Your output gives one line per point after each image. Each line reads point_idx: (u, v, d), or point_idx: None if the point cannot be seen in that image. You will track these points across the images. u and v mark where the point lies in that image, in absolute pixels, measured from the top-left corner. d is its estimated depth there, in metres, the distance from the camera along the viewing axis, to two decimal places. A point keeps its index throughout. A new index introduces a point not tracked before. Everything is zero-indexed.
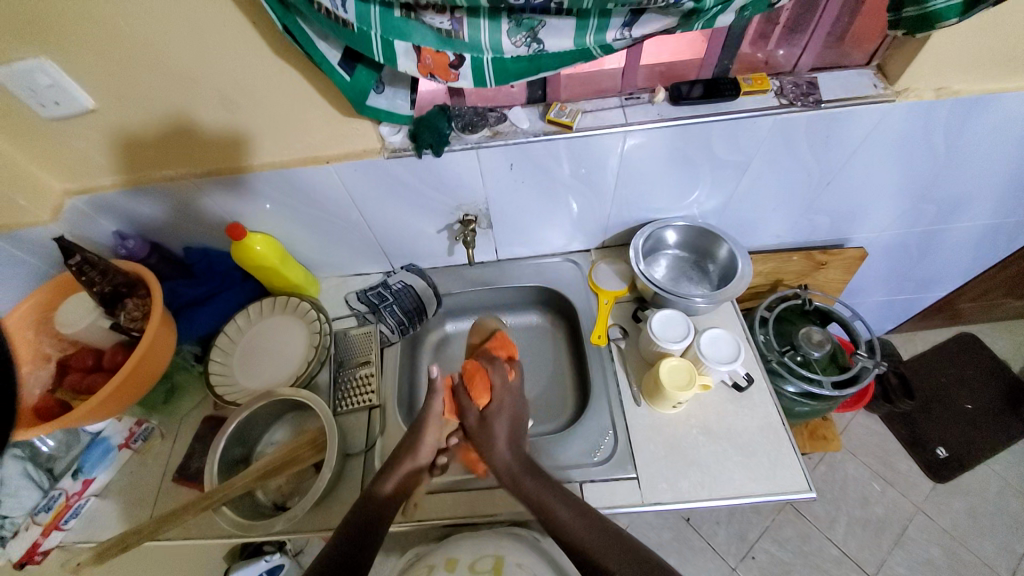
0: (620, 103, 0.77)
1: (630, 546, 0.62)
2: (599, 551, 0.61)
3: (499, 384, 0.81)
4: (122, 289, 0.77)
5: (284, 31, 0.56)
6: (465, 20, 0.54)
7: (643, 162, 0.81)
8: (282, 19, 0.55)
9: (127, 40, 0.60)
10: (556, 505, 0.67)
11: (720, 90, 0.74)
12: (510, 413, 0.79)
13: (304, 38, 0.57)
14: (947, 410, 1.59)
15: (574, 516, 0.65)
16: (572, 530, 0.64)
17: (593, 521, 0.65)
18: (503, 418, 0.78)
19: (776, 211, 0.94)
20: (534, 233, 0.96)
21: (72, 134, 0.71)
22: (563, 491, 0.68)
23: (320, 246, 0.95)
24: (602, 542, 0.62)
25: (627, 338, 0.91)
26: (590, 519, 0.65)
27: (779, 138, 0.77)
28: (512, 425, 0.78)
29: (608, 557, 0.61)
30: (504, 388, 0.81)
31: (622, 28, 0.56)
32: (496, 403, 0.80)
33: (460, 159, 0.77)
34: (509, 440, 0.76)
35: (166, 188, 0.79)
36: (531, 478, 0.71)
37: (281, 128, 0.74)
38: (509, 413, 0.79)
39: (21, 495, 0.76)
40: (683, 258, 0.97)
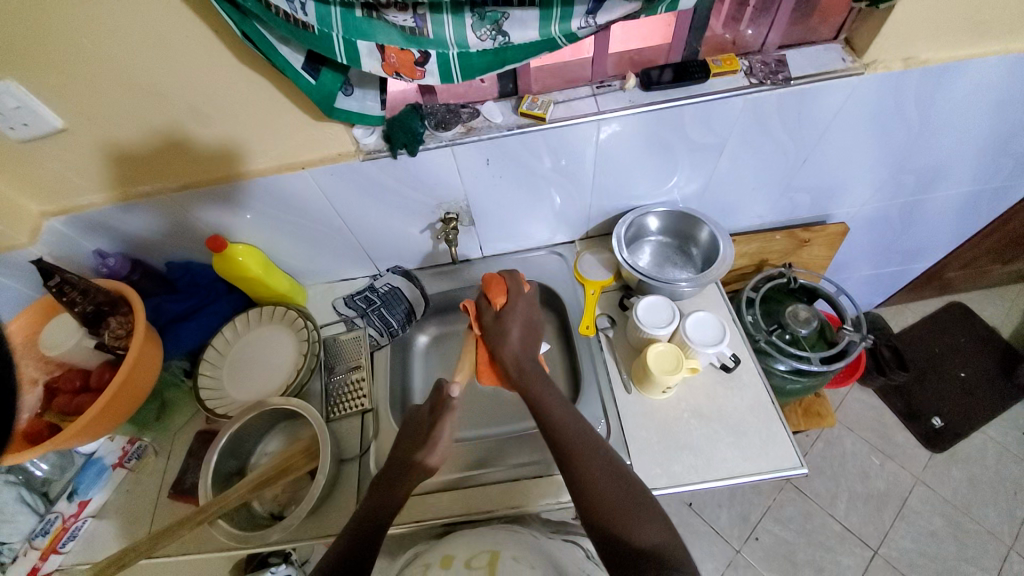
0: (592, 92, 0.77)
1: (631, 482, 0.60)
2: (599, 482, 0.60)
3: (493, 318, 0.74)
4: (105, 308, 0.76)
5: (244, 37, 0.55)
6: (428, 16, 0.54)
7: (620, 150, 0.81)
8: (241, 25, 0.54)
9: (89, 56, 0.60)
10: (563, 414, 0.65)
11: (689, 73, 0.74)
12: (523, 318, 0.74)
13: (266, 43, 0.56)
14: (940, 380, 1.60)
15: (576, 440, 0.63)
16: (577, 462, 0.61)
17: (602, 453, 0.62)
18: (519, 323, 0.73)
19: (756, 191, 0.95)
20: (517, 227, 0.96)
21: (42, 155, 0.71)
22: (565, 401, 0.67)
23: (304, 253, 0.95)
24: (601, 473, 0.61)
25: (616, 327, 0.92)
26: (597, 456, 0.62)
27: (752, 118, 0.77)
28: (527, 328, 0.74)
29: (601, 487, 0.59)
30: (495, 325, 0.74)
31: (587, 15, 0.57)
32: (499, 328, 0.73)
33: (436, 158, 0.76)
34: (523, 328, 0.73)
35: (143, 204, 0.79)
36: (538, 384, 0.68)
37: (253, 136, 0.73)
38: (523, 323, 0.74)
39: (16, 520, 0.76)
40: (666, 244, 0.97)
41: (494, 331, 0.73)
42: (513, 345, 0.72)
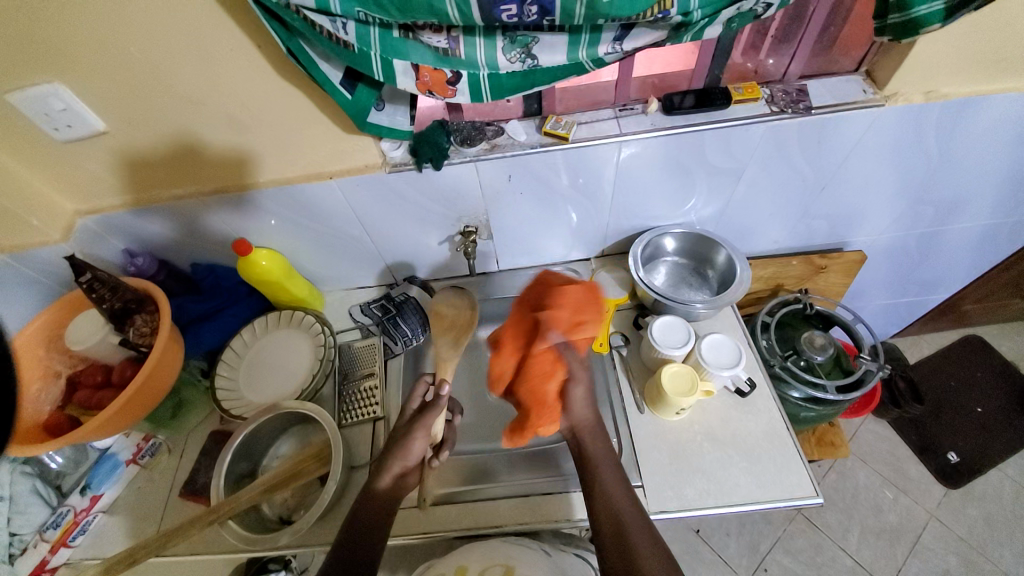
0: (615, 114, 0.78)
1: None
2: (607, 490, 0.68)
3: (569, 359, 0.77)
4: (132, 306, 0.78)
5: (288, 54, 0.58)
6: (461, 38, 0.56)
7: (640, 172, 0.82)
8: (286, 42, 0.57)
9: (137, 65, 0.63)
10: (616, 493, 0.68)
11: (711, 100, 0.75)
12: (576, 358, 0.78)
13: (308, 59, 0.59)
14: (957, 413, 1.57)
15: (629, 506, 0.66)
16: (624, 517, 0.65)
17: (615, 469, 0.70)
18: (584, 385, 0.77)
19: (773, 217, 0.95)
20: (535, 243, 0.98)
21: (84, 156, 0.74)
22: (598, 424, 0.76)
23: (324, 260, 0.97)
24: (651, 549, 0.62)
25: (629, 346, 0.92)
26: (641, 525, 0.65)
27: (772, 145, 0.79)
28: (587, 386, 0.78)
29: (606, 485, 0.68)
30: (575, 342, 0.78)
31: (614, 41, 0.59)
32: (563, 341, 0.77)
33: (460, 172, 0.78)
34: (589, 400, 0.77)
35: (173, 207, 0.81)
36: (596, 445, 0.73)
37: (286, 146, 0.76)
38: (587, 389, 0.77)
39: (29, 511, 0.77)
40: (682, 265, 0.98)
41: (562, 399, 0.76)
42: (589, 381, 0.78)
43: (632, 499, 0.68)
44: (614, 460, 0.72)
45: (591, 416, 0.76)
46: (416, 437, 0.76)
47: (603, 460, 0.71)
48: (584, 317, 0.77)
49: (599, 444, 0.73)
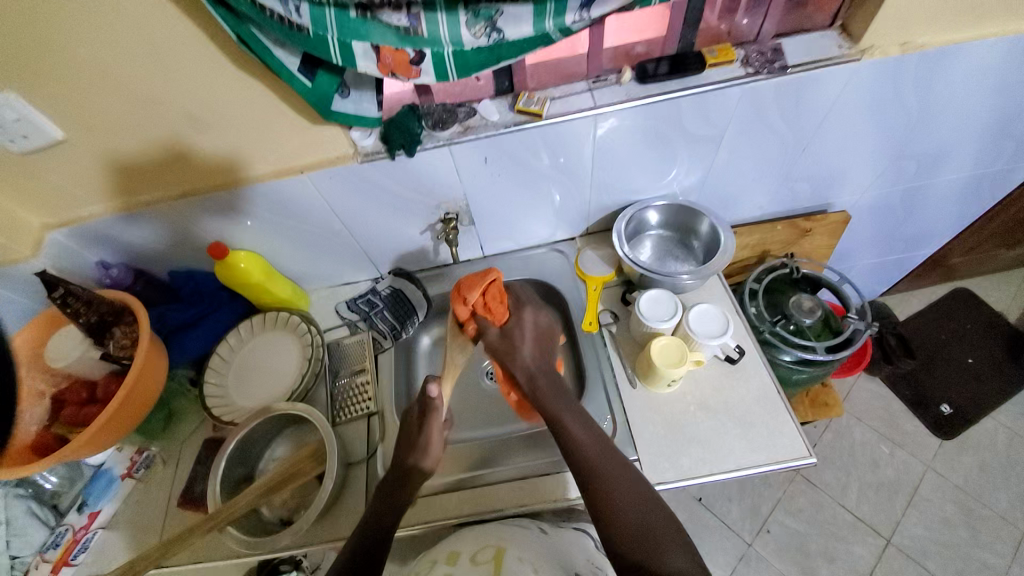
0: (588, 87, 0.77)
1: (659, 508, 0.62)
2: (615, 491, 0.63)
3: (514, 305, 0.78)
4: (109, 318, 0.77)
5: (239, 41, 0.56)
6: (422, 15, 0.54)
7: (619, 145, 0.81)
8: (235, 29, 0.55)
9: (86, 66, 0.60)
10: (584, 440, 0.67)
11: (686, 65, 0.74)
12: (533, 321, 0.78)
13: (261, 46, 0.56)
14: (947, 366, 1.59)
15: (600, 454, 0.66)
16: (598, 469, 0.65)
17: (616, 462, 0.66)
18: (531, 340, 0.75)
19: (756, 182, 0.94)
20: (518, 226, 0.96)
21: (44, 168, 0.71)
22: (581, 414, 0.70)
23: (305, 258, 0.95)
24: (627, 491, 0.63)
25: (619, 322, 0.91)
26: (615, 469, 0.65)
27: (750, 108, 0.77)
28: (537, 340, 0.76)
29: (613, 485, 0.63)
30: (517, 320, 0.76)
31: (580, 10, 0.57)
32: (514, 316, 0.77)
33: (434, 158, 0.76)
34: (534, 342, 0.76)
35: (142, 213, 0.79)
36: (551, 395, 0.71)
37: (253, 142, 0.73)
38: (534, 333, 0.76)
39: (27, 533, 0.77)
40: (668, 237, 0.97)
41: (505, 352, 0.74)
42: (534, 316, 0.78)
43: (603, 446, 0.67)
44: (581, 407, 0.71)
45: (543, 364, 0.74)
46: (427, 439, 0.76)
47: (570, 416, 0.69)
48: (498, 306, 0.76)
49: (556, 390, 0.72)
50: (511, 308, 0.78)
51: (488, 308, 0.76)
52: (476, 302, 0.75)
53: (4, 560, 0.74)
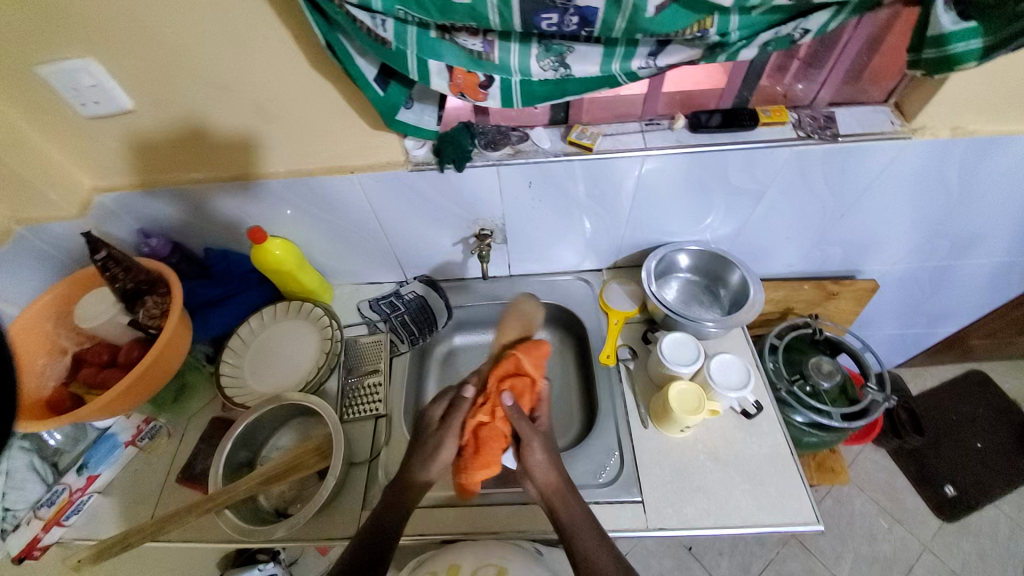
0: (641, 128, 0.78)
1: None
2: None
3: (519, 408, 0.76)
4: (144, 288, 0.75)
5: (326, 47, 0.56)
6: (496, 42, 0.57)
7: (662, 186, 0.82)
8: (325, 35, 0.55)
9: (166, 45, 0.61)
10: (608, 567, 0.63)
11: (738, 119, 0.74)
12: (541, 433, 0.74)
13: (344, 54, 0.57)
14: (955, 448, 1.56)
15: (598, 544, 0.65)
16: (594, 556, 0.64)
17: None
18: (545, 448, 0.73)
19: (789, 240, 0.95)
20: (548, 251, 0.98)
21: (105, 132, 0.73)
22: (610, 543, 0.66)
23: (337, 254, 0.97)
24: (612, 560, 0.64)
25: (636, 359, 0.91)
26: (609, 552, 0.65)
27: (796, 170, 0.79)
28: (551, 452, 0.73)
29: None
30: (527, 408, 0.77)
31: (648, 57, 0.59)
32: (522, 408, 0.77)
33: (481, 175, 0.78)
34: (547, 449, 0.73)
35: (189, 189, 0.80)
36: (573, 513, 0.67)
37: (310, 138, 0.74)
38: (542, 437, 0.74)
39: (23, 488, 0.75)
40: (695, 283, 0.97)
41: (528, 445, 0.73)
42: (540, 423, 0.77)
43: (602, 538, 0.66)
44: (592, 519, 0.67)
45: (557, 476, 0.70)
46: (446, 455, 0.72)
47: (569, 496, 0.68)
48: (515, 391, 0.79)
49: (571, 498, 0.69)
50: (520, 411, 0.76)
51: (534, 375, 0.81)
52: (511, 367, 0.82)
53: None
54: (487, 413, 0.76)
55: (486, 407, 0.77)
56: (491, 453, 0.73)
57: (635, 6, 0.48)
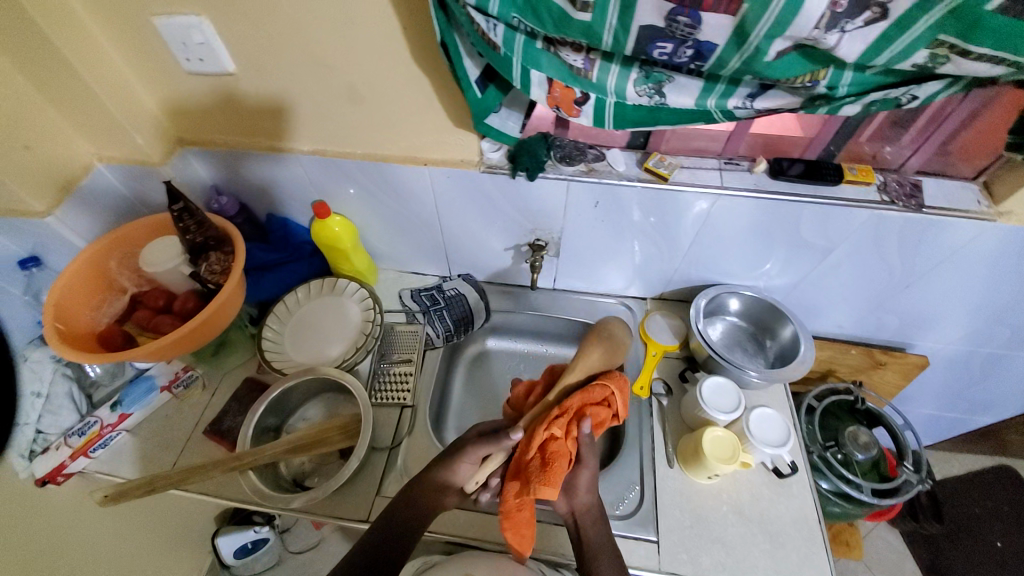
0: (719, 166, 0.77)
1: None
2: None
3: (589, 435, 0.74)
4: (211, 243, 0.79)
5: (441, 45, 0.57)
6: (597, 62, 0.57)
7: (728, 227, 0.81)
8: (443, 35, 0.56)
9: (277, 16, 0.63)
10: None
11: (822, 173, 0.73)
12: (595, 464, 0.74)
13: (456, 52, 0.57)
14: (975, 543, 1.49)
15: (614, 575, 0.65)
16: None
17: None
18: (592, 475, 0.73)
19: (844, 301, 0.93)
20: (596, 271, 0.97)
21: (201, 90, 0.76)
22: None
23: (390, 240, 0.98)
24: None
25: (670, 396, 0.90)
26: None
27: (870, 233, 0.77)
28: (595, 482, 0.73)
29: None
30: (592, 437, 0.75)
31: (746, 97, 0.58)
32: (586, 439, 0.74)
33: (550, 187, 0.78)
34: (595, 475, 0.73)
35: (267, 155, 0.83)
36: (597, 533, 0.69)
37: (391, 126, 0.75)
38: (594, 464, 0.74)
39: (58, 414, 0.80)
40: (741, 328, 0.95)
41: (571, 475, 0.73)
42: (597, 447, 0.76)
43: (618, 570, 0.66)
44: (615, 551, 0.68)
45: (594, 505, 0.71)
46: (466, 458, 0.73)
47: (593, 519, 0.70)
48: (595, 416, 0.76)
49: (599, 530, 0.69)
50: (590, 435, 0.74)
51: (618, 412, 0.78)
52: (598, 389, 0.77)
53: (28, 432, 0.77)
54: (562, 428, 0.73)
55: (562, 422, 0.73)
56: (558, 471, 0.69)
57: (757, 51, 0.46)
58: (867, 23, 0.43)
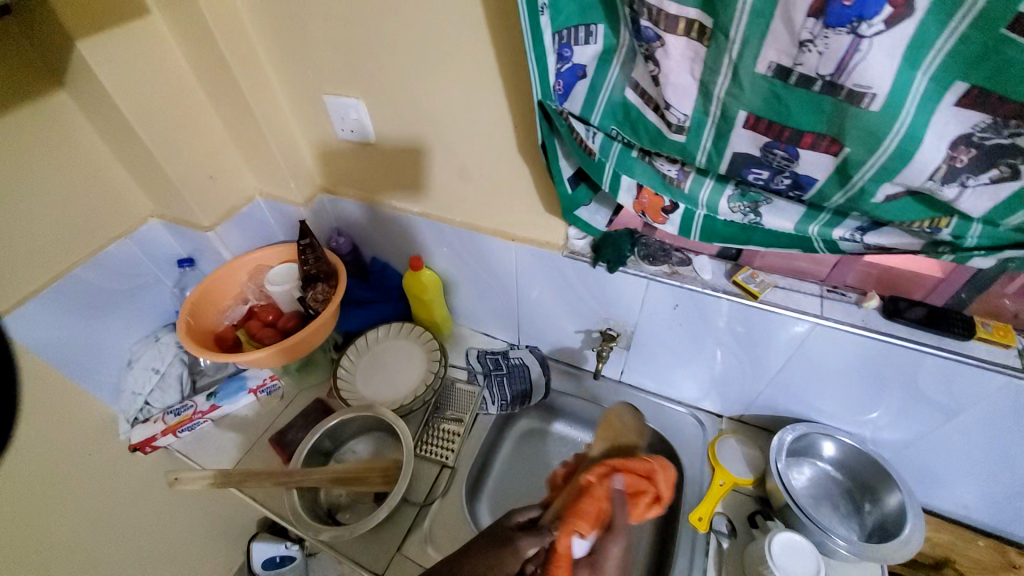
0: (820, 293, 0.70)
1: None
2: None
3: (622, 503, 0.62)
4: (321, 276, 0.90)
5: (540, 145, 0.61)
6: (692, 174, 0.57)
7: (825, 359, 0.72)
8: (544, 137, 0.60)
9: (415, 105, 0.75)
10: None
11: (947, 322, 0.63)
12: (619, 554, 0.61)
13: (553, 153, 0.62)
14: None
15: None
16: None
17: None
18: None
19: (975, 478, 0.76)
20: (667, 374, 0.92)
21: (345, 153, 0.91)
22: None
23: (470, 300, 1.04)
24: None
25: (733, 539, 0.77)
26: None
27: (1010, 405, 0.64)
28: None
29: None
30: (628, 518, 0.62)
31: (855, 229, 0.54)
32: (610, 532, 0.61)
33: (628, 282, 0.78)
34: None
35: (383, 210, 0.95)
36: None
37: (489, 203, 0.82)
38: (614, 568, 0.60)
39: (165, 392, 0.94)
40: (833, 479, 0.82)
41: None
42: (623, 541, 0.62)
43: None
44: None
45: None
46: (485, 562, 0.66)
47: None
48: (640, 498, 0.63)
49: None
50: (616, 522, 0.62)
51: (660, 494, 0.64)
52: (638, 467, 0.65)
53: (140, 402, 0.93)
54: (597, 474, 0.65)
55: (596, 469, 0.65)
56: (584, 515, 0.60)
57: (861, 192, 0.44)
58: (993, 181, 0.38)
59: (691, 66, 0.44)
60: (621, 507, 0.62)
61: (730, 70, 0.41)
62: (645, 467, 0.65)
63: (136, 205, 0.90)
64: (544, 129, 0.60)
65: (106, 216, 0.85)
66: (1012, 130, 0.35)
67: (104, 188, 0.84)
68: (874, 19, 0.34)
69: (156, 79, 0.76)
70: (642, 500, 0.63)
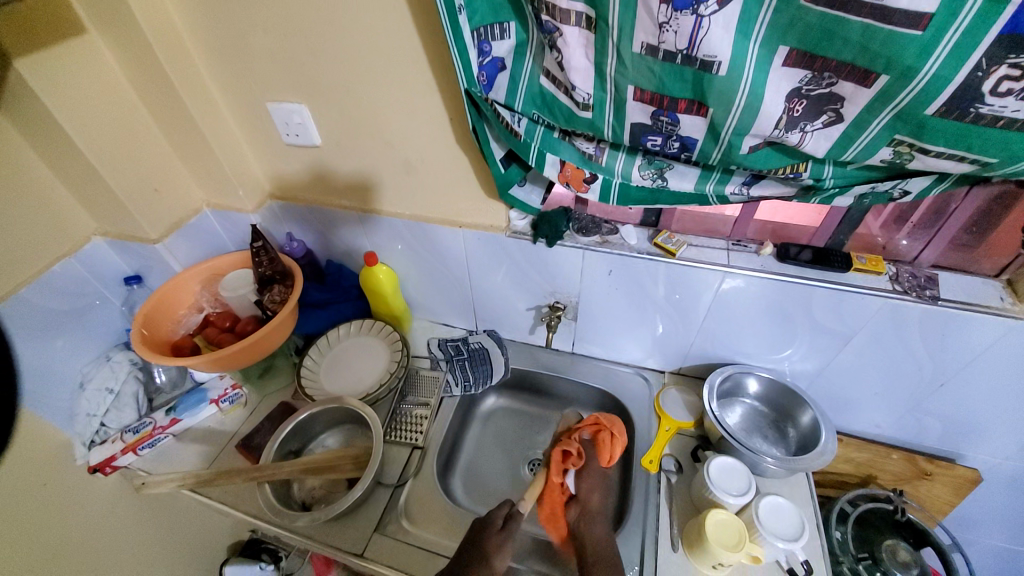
0: (727, 246, 0.82)
1: None
2: None
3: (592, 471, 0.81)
4: (277, 277, 0.93)
5: (473, 131, 0.69)
6: (607, 150, 0.66)
7: (738, 305, 0.83)
8: (474, 122, 0.68)
9: (356, 107, 0.80)
10: None
11: (830, 260, 0.76)
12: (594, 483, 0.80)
13: (484, 137, 0.70)
14: None
15: None
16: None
17: None
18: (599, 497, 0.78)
19: (878, 397, 0.88)
20: (613, 339, 1.01)
21: (293, 159, 0.94)
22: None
23: (427, 292, 1.09)
24: None
25: (681, 474, 0.87)
26: None
27: (888, 323, 0.76)
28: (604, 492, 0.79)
29: None
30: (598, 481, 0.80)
31: (741, 185, 0.65)
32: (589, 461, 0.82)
33: (567, 254, 0.86)
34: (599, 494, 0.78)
35: (334, 211, 0.99)
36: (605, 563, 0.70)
37: (435, 194, 0.89)
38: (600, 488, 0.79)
39: (122, 411, 0.94)
40: (761, 413, 0.93)
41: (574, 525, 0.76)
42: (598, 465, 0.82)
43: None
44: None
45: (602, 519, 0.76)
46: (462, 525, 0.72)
47: (596, 522, 0.75)
48: (607, 442, 0.83)
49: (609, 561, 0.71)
50: (598, 451, 0.82)
51: (614, 452, 0.83)
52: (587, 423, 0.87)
53: (95, 423, 0.92)
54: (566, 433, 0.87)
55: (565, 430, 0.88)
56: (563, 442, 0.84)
57: (730, 145, 0.55)
58: (826, 125, 0.50)
59: (586, 51, 0.53)
60: (588, 442, 0.84)
61: (616, 52, 0.51)
62: (592, 419, 0.86)
63: (79, 224, 0.90)
64: (474, 116, 0.68)
65: (49, 236, 0.85)
66: (827, 81, 0.47)
67: (43, 206, 0.84)
68: (709, 1, 0.44)
69: (96, 96, 0.78)
70: (606, 454, 0.82)
